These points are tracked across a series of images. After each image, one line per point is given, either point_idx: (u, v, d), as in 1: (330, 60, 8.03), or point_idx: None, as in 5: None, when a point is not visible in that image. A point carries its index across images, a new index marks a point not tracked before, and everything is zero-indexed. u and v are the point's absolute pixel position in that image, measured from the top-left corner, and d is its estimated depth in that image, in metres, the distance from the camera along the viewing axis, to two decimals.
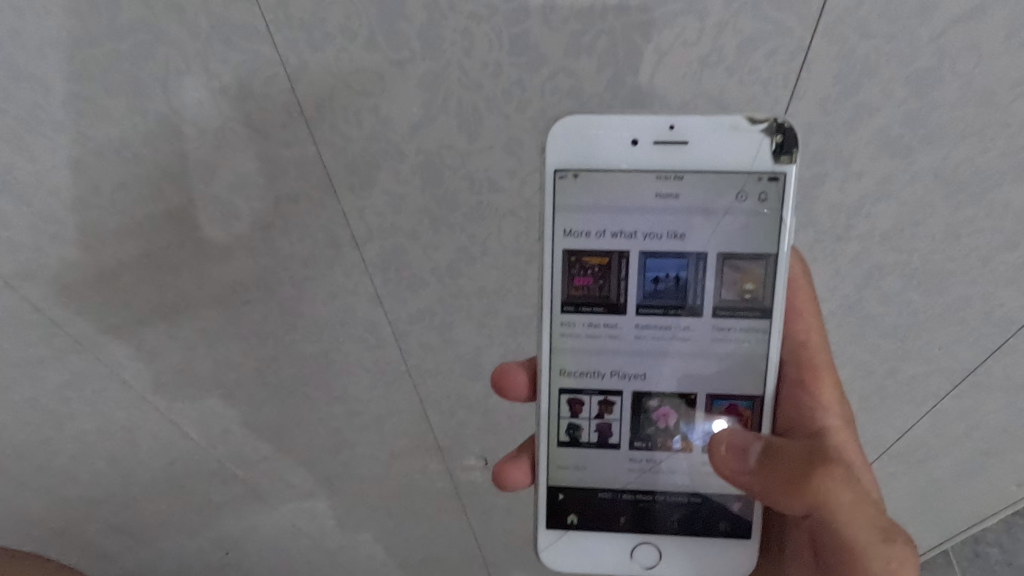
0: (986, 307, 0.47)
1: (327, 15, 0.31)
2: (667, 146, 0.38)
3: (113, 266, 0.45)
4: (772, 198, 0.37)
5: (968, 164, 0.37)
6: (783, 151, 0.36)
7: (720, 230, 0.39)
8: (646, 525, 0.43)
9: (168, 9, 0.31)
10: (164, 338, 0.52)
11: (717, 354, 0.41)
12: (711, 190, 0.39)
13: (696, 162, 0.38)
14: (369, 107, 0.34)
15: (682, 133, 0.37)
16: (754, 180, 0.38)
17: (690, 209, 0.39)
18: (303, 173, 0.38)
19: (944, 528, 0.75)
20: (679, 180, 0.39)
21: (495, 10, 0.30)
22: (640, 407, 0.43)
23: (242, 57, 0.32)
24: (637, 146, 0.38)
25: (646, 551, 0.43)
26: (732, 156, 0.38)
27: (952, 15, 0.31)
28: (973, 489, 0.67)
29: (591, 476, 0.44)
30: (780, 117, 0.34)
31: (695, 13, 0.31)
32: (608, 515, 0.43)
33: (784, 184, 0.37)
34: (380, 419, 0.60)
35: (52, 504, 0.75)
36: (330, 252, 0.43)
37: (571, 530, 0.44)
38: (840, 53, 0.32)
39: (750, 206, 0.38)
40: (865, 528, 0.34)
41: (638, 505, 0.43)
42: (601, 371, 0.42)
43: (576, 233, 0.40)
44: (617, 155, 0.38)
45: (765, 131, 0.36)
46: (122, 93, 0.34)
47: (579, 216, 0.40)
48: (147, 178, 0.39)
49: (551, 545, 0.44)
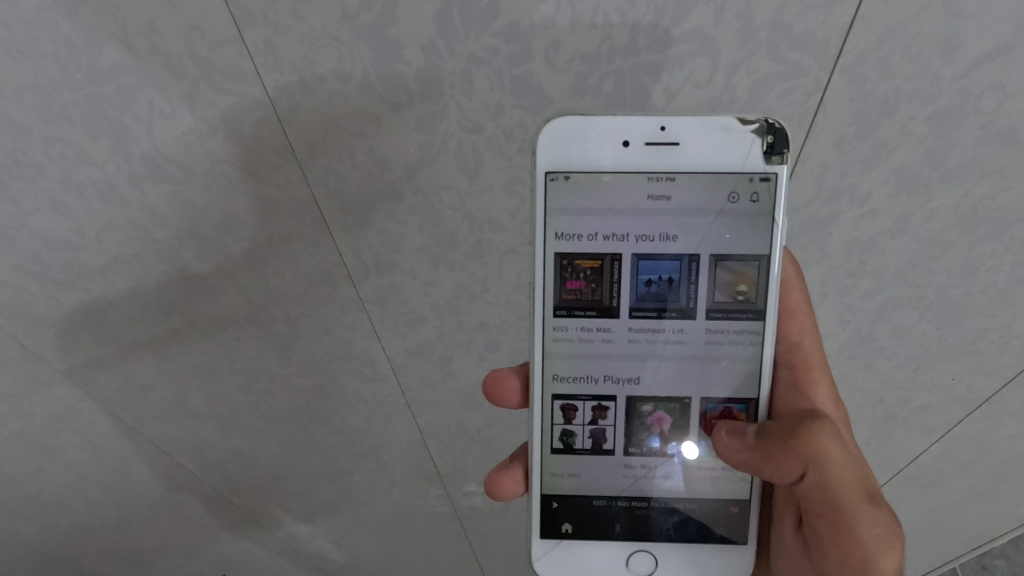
0: (1003, 339, 0.46)
1: (318, 58, 0.29)
2: (658, 147, 0.35)
3: (99, 304, 0.44)
4: (765, 197, 0.35)
5: (989, 201, 0.36)
6: (773, 152, 0.33)
7: (713, 231, 0.36)
8: (642, 532, 0.40)
9: (151, 53, 0.29)
10: (154, 372, 0.50)
11: (711, 357, 0.38)
12: (704, 191, 0.36)
13: (689, 163, 0.36)
14: (364, 149, 0.32)
15: (674, 134, 0.35)
16: (745, 180, 0.35)
17: (682, 211, 0.36)
18: (296, 213, 0.36)
19: (955, 547, 0.73)
20: (670, 181, 0.36)
21: (497, 53, 0.29)
22: (631, 414, 0.40)
23: (231, 99, 0.31)
24: (629, 147, 0.35)
25: (643, 560, 0.40)
26: (723, 158, 0.35)
27: (977, 55, 0.29)
28: (984, 512, 0.66)
29: (585, 483, 0.41)
30: (767, 117, 0.31)
31: (707, 54, 0.29)
32: (603, 522, 0.40)
33: (775, 186, 0.34)
34: (377, 448, 0.59)
35: (44, 532, 0.73)
36: (325, 289, 0.41)
37: (566, 539, 0.40)
38: (858, 93, 0.30)
39: (742, 207, 0.36)
40: (860, 492, 0.32)
41: (634, 512, 0.40)
42: (594, 375, 0.39)
43: (567, 235, 0.37)
44: (607, 157, 0.36)
45: (756, 132, 0.33)
46: (106, 136, 0.33)
47: (571, 219, 0.37)
48: (134, 218, 0.37)
49: (546, 554, 0.40)
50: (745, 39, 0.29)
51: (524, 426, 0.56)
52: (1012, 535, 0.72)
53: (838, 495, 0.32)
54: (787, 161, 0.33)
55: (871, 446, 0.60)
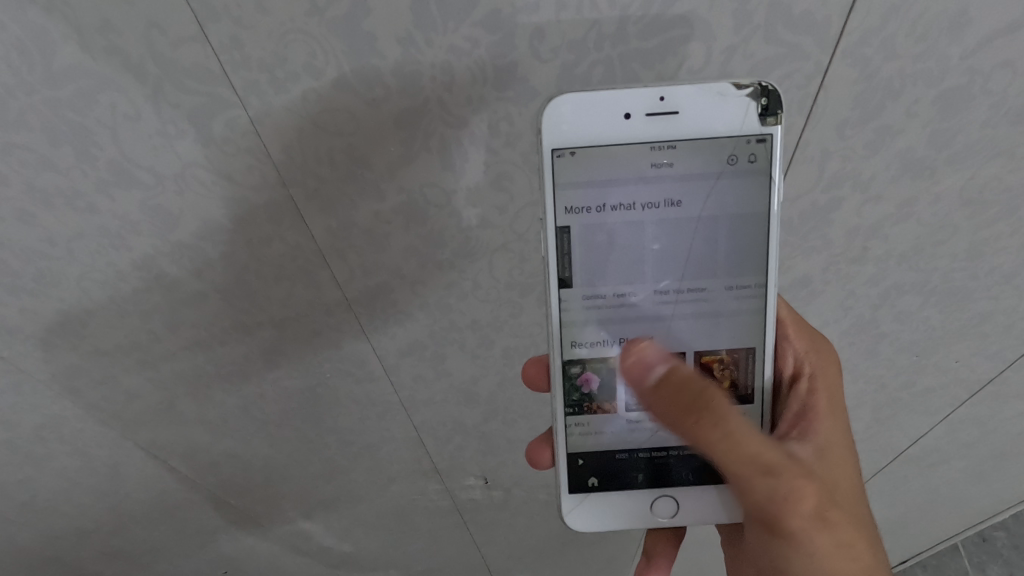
0: (1008, 320, 0.45)
1: (288, 54, 0.27)
2: (660, 117, 0.34)
3: (77, 314, 0.42)
4: (763, 158, 0.34)
5: (997, 183, 0.35)
6: (768, 113, 0.31)
7: (715, 195, 0.36)
8: (662, 479, 0.42)
9: (109, 53, 0.27)
10: (139, 380, 0.48)
11: (718, 313, 0.38)
12: (705, 155, 0.35)
13: (691, 130, 0.34)
14: (343, 147, 0.31)
15: (673, 103, 0.34)
16: (743, 142, 0.34)
17: (686, 177, 0.35)
18: (275, 216, 0.35)
19: (953, 514, 0.74)
20: (672, 149, 0.35)
21: (479, 43, 0.27)
22: None
23: (198, 99, 0.29)
24: (631, 120, 0.34)
25: (666, 505, 0.41)
26: (721, 121, 0.34)
27: (986, 33, 0.27)
28: (983, 482, 0.66)
29: (607, 438, 0.42)
30: (762, 80, 0.29)
31: (700, 39, 0.28)
32: (625, 474, 0.42)
33: (771, 147, 0.33)
34: (373, 446, 0.58)
35: (38, 539, 0.72)
36: (310, 291, 0.40)
37: (593, 492, 0.42)
38: (860, 76, 0.29)
39: (741, 169, 0.35)
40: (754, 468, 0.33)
41: (655, 462, 0.42)
42: (610, 340, 0.39)
43: (576, 209, 0.36)
44: (609, 130, 0.35)
45: (750, 95, 0.31)
46: (69, 142, 0.31)
47: (578, 192, 0.36)
48: (106, 227, 0.35)
49: (575, 509, 0.42)
50: (741, 22, 0.27)
51: (520, 421, 0.55)
52: (1009, 502, 0.73)
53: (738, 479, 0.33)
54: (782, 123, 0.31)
55: (874, 432, 0.59)
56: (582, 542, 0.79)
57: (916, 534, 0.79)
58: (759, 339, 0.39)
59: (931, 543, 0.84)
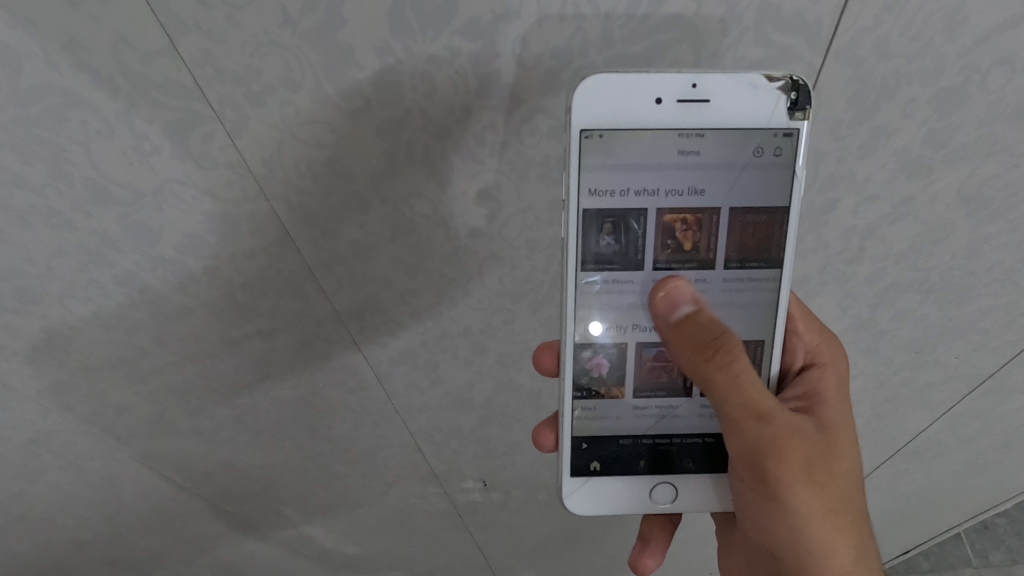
0: (1008, 316, 0.44)
1: (262, 67, 0.26)
2: (691, 105, 0.32)
3: (61, 331, 0.41)
4: (789, 152, 0.32)
5: (996, 181, 0.34)
6: (795, 107, 0.30)
7: (738, 186, 0.34)
8: (663, 466, 0.41)
9: (77, 68, 0.27)
10: (127, 394, 0.48)
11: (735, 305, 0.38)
12: (730, 143, 0.34)
13: (720, 119, 0.33)
14: (324, 159, 0.30)
15: (705, 91, 0.32)
16: (770, 135, 0.33)
17: (711, 167, 0.34)
18: (258, 229, 0.34)
19: (953, 506, 0.74)
20: (700, 137, 0.33)
21: (458, 52, 0.26)
22: (665, 359, 0.40)
23: (173, 115, 0.28)
24: (661, 105, 0.33)
25: (665, 490, 0.41)
26: (749, 112, 0.33)
27: (982, 31, 0.27)
28: (984, 474, 0.66)
29: (612, 424, 0.41)
30: (795, 75, 0.28)
31: (688, 42, 0.27)
32: (627, 459, 0.41)
33: (799, 142, 0.32)
34: (370, 452, 0.57)
35: (36, 550, 0.71)
36: (298, 303, 0.39)
37: (594, 476, 0.41)
38: (855, 77, 0.28)
39: (767, 162, 0.33)
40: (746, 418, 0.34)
41: (657, 449, 0.41)
42: (622, 324, 0.38)
43: (599, 192, 0.34)
44: (636, 113, 0.33)
45: (780, 89, 0.29)
46: (42, 160, 0.30)
47: (602, 174, 0.34)
48: (86, 244, 0.35)
49: (575, 491, 0.41)
50: (730, 25, 0.26)
51: (517, 425, 0.55)
52: (1012, 494, 0.72)
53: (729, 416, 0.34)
54: (810, 117, 0.30)
55: (875, 429, 0.58)
56: (584, 541, 0.78)
57: (919, 526, 0.79)
58: (770, 331, 0.38)
59: (933, 534, 0.84)
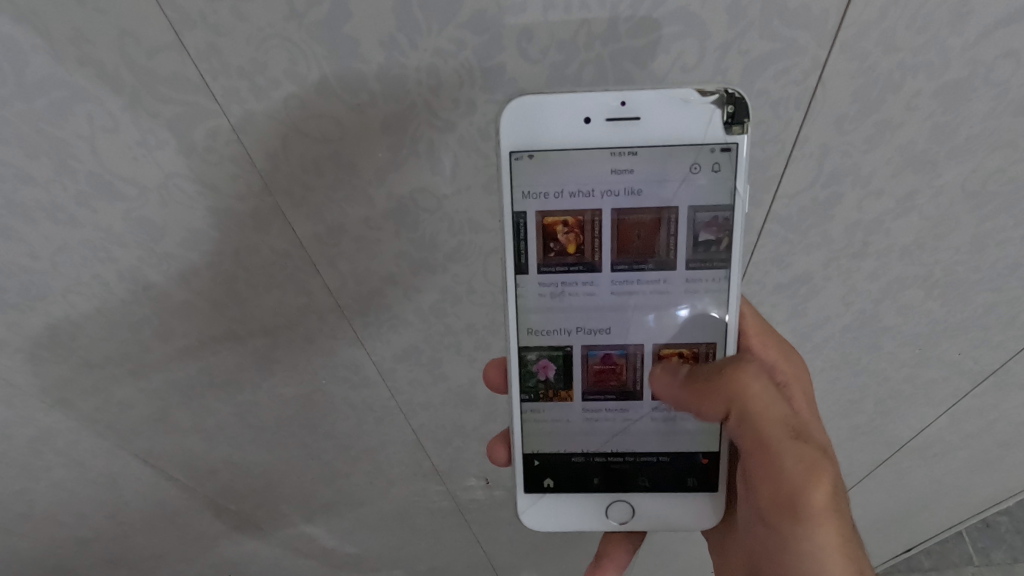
0: (1013, 311, 0.44)
1: (269, 60, 0.26)
2: (622, 122, 0.34)
3: (65, 328, 0.41)
4: (726, 168, 0.34)
5: (1000, 175, 0.34)
6: (734, 121, 0.31)
7: (675, 204, 0.35)
8: (617, 484, 0.41)
9: (82, 63, 0.27)
10: (131, 391, 0.48)
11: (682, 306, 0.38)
12: (666, 161, 0.35)
13: (652, 137, 0.34)
14: (329, 153, 0.30)
15: (635, 108, 0.34)
16: (706, 151, 0.34)
17: (646, 184, 0.35)
18: (262, 224, 0.34)
19: (956, 503, 0.74)
20: (632, 155, 0.35)
21: (465, 45, 0.26)
22: (612, 362, 0.40)
23: (178, 109, 0.28)
24: (590, 124, 0.35)
25: (621, 509, 0.41)
26: (683, 129, 0.34)
27: (988, 24, 0.27)
28: (986, 471, 0.66)
29: (564, 442, 0.42)
30: (728, 87, 0.29)
31: (694, 35, 0.27)
32: (580, 477, 0.42)
33: (736, 157, 0.33)
34: (372, 449, 0.57)
35: (38, 549, 0.71)
36: (301, 298, 0.39)
37: (548, 493, 0.42)
38: (861, 69, 0.28)
39: (704, 178, 0.35)
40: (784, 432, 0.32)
41: (610, 467, 0.41)
42: (566, 327, 0.39)
43: (534, 194, 0.35)
44: (567, 134, 0.35)
45: (716, 102, 0.31)
46: (47, 155, 0.30)
47: (536, 194, 0.35)
48: (90, 239, 0.35)
49: (530, 507, 0.42)
50: (735, 17, 0.26)
51: None
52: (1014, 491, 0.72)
53: (766, 434, 0.32)
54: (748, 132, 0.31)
55: (878, 425, 0.58)
56: (585, 540, 0.78)
57: (921, 523, 0.79)
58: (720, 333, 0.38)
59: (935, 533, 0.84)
